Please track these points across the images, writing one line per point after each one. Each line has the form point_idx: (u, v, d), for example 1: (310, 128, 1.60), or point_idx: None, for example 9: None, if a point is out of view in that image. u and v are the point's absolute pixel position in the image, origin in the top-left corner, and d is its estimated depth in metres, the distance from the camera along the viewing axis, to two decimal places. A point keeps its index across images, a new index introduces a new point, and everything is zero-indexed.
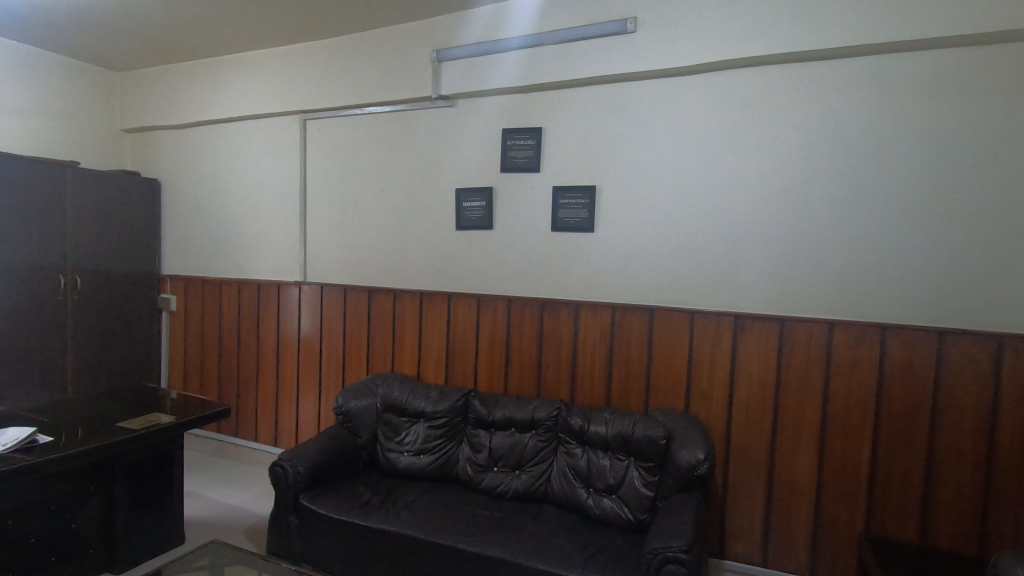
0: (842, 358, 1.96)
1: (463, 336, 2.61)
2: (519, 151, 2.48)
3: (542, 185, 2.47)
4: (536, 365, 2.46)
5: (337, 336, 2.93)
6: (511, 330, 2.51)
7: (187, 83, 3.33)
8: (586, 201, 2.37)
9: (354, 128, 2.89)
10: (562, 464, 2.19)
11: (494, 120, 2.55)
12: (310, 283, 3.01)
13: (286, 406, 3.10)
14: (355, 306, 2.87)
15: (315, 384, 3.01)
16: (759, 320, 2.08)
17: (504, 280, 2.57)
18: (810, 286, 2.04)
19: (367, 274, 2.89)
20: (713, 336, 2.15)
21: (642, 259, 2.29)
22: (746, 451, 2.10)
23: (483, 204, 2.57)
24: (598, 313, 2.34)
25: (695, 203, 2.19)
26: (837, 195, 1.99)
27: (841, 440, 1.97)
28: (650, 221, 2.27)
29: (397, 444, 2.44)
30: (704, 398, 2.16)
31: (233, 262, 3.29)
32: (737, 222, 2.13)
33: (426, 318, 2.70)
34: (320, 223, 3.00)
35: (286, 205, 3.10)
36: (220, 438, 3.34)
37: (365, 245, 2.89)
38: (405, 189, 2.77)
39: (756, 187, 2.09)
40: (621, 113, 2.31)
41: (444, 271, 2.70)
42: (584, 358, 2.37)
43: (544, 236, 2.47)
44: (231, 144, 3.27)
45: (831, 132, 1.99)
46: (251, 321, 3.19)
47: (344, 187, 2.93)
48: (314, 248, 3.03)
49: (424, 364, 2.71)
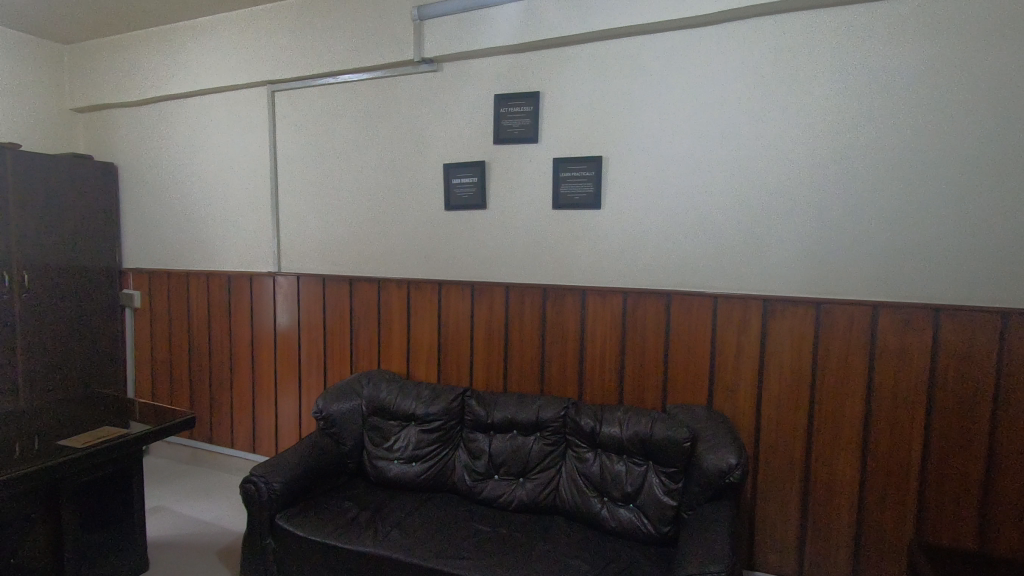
0: (888, 346, 1.73)
1: (456, 329, 2.35)
2: (514, 119, 2.20)
3: (542, 157, 2.19)
4: (540, 360, 2.21)
5: (318, 332, 2.66)
6: (510, 320, 2.26)
7: (141, 55, 2.99)
8: (593, 174, 2.10)
9: (328, 99, 2.58)
10: (571, 470, 1.96)
11: (485, 85, 2.26)
12: (285, 274, 2.72)
13: (264, 409, 2.83)
14: (336, 299, 2.60)
15: (294, 383, 2.74)
16: (790, 303, 1.84)
17: (501, 265, 2.30)
18: (849, 264, 1.80)
19: (347, 263, 2.61)
20: (739, 322, 1.91)
21: (657, 237, 2.04)
22: (778, 451, 1.88)
23: (475, 180, 2.29)
24: (606, 299, 2.09)
25: (717, 172, 1.94)
26: (881, 159, 1.74)
27: (886, 436, 1.75)
28: (666, 194, 2.01)
29: (386, 450, 2.19)
30: (729, 393, 1.93)
31: (199, 253, 2.98)
32: (766, 193, 1.88)
33: (415, 309, 2.43)
34: (294, 207, 2.71)
35: (255, 187, 2.79)
36: (193, 445, 3.07)
37: (344, 229, 2.60)
38: (387, 166, 2.48)
39: (786, 153, 1.84)
40: (630, 73, 2.04)
41: (434, 256, 2.42)
42: (592, 351, 2.12)
43: (545, 215, 2.21)
44: (193, 122, 2.95)
45: (874, 87, 1.73)
46: (221, 318, 2.90)
47: (319, 166, 2.63)
48: (288, 235, 2.73)
49: (414, 362, 2.45)
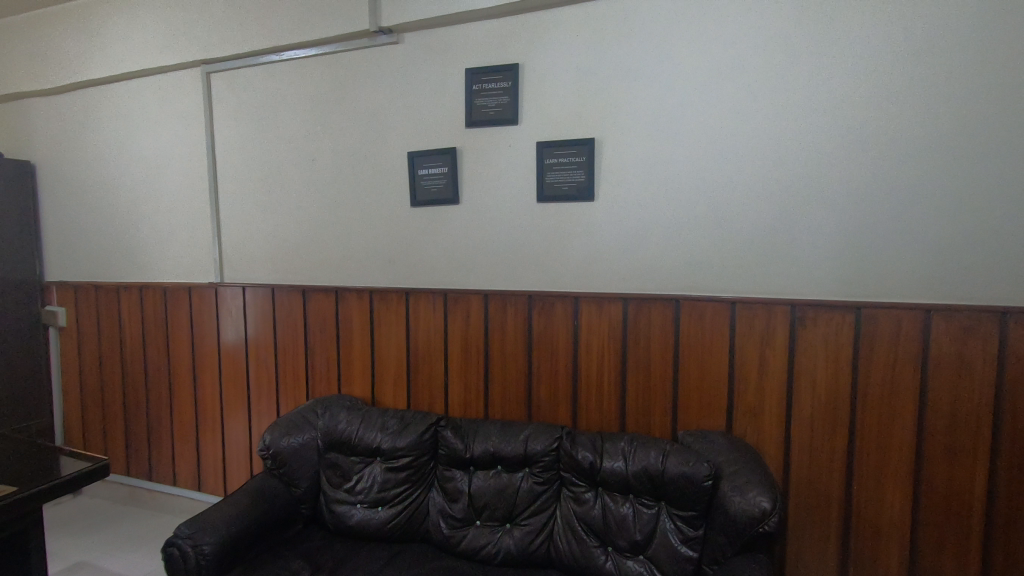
0: (945, 358, 1.44)
1: (428, 346, 2.02)
2: (489, 97, 1.87)
3: (523, 141, 1.87)
4: (526, 379, 1.89)
5: (268, 353, 2.30)
6: (490, 334, 1.92)
7: (55, 35, 2.57)
8: (584, 160, 1.78)
9: (272, 80, 2.22)
10: (568, 514, 1.64)
11: (454, 58, 1.93)
12: (228, 284, 2.35)
13: (209, 442, 2.46)
14: (288, 314, 2.24)
15: (243, 410, 2.37)
16: (823, 308, 1.54)
17: (478, 268, 1.97)
18: (892, 261, 1.51)
19: (300, 270, 2.25)
20: (761, 332, 1.61)
21: (660, 233, 1.73)
22: (811, 482, 1.58)
23: (445, 170, 1.95)
24: (603, 307, 1.77)
25: (732, 155, 1.63)
26: (931, 132, 1.46)
27: (944, 464, 1.46)
28: (671, 183, 1.70)
29: (347, 493, 1.85)
30: (751, 415, 1.63)
31: (130, 263, 2.58)
32: (792, 177, 1.58)
33: (379, 323, 2.08)
34: (238, 207, 2.33)
35: (191, 185, 2.40)
36: (130, 483, 2.67)
37: (295, 232, 2.24)
38: (344, 157, 2.13)
39: (816, 129, 1.55)
40: (625, 39, 1.72)
41: (399, 260, 2.08)
42: (588, 369, 1.80)
43: (530, 209, 1.88)
44: (116, 110, 2.53)
45: (921, 46, 1.45)
46: (157, 337, 2.52)
47: (264, 159, 2.27)
48: (232, 240, 2.36)
49: (380, 384, 2.11)
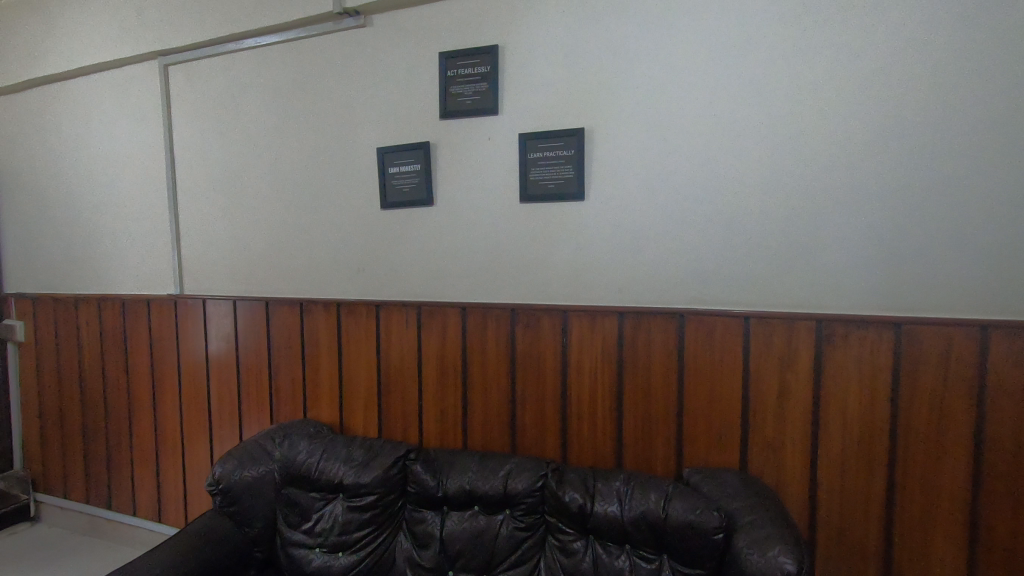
0: (1008, 385, 1.18)
1: (401, 366, 1.79)
2: (465, 84, 1.66)
3: (503, 133, 1.64)
4: (509, 405, 1.65)
5: (230, 373, 2.08)
6: (469, 352, 1.70)
7: (9, 28, 2.38)
8: (572, 154, 1.55)
9: (234, 72, 2.02)
10: (554, 566, 1.39)
11: (427, 41, 1.71)
12: (188, 296, 2.14)
13: (170, 469, 2.24)
14: (251, 329, 2.03)
15: (205, 434, 2.15)
16: (855, 324, 1.30)
17: (456, 278, 1.74)
18: (938, 268, 1.26)
19: (263, 281, 2.03)
20: (781, 353, 1.37)
21: (661, 237, 1.49)
22: (843, 532, 1.33)
23: (418, 168, 1.74)
24: (596, 322, 1.54)
25: (745, 145, 1.40)
26: (982, 114, 1.21)
27: (1008, 516, 1.20)
28: (674, 178, 1.47)
29: (305, 535, 1.62)
30: (769, 451, 1.39)
31: (89, 274, 2.38)
32: (815, 170, 1.34)
33: (348, 341, 1.86)
34: (199, 212, 2.13)
35: (149, 188, 2.20)
36: (89, 512, 2.46)
37: (260, 238, 2.03)
38: (309, 155, 1.92)
39: (842, 113, 1.32)
40: (617, 14, 1.50)
41: (370, 269, 1.86)
42: (579, 394, 1.57)
43: (512, 211, 1.65)
44: (73, 108, 2.34)
45: (968, 12, 1.21)
46: (115, 354, 2.31)
47: (226, 158, 2.06)
48: (193, 247, 2.15)
49: (348, 409, 1.88)
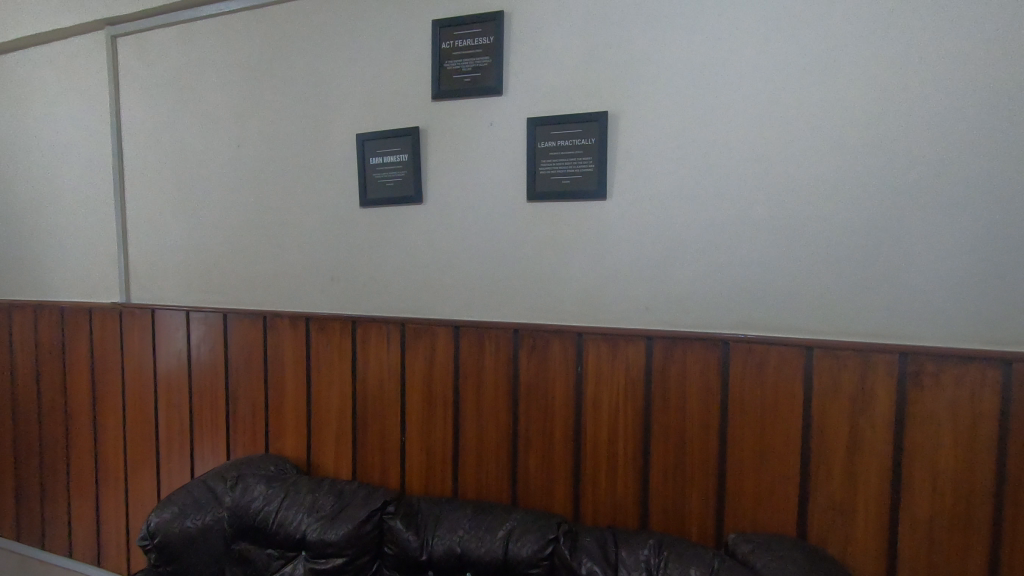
0: None
1: (380, 395, 1.50)
2: (462, 58, 1.38)
3: (508, 118, 1.37)
4: (509, 445, 1.37)
5: (181, 395, 1.78)
6: (461, 381, 1.41)
7: None
8: (592, 143, 1.28)
9: (192, 45, 1.73)
10: None
11: (418, 8, 1.44)
12: (135, 305, 1.84)
13: (111, 505, 1.93)
14: (206, 345, 1.73)
15: (153, 466, 1.85)
16: (950, 359, 1.03)
17: (447, 291, 1.46)
18: None
19: (223, 290, 1.74)
20: (852, 393, 1.10)
21: (699, 246, 1.22)
22: None
23: (405, 159, 1.46)
24: (618, 349, 1.26)
25: (807, 135, 1.14)
26: None
27: None
28: (716, 174, 1.20)
29: None
30: (835, 515, 1.11)
31: (25, 277, 2.06)
32: (898, 166, 1.08)
33: (318, 362, 1.57)
34: (150, 208, 1.83)
35: (93, 179, 1.90)
36: (20, 550, 2.13)
37: (219, 240, 1.74)
38: (277, 143, 1.63)
39: (934, 97, 1.06)
40: None
41: (346, 278, 1.57)
42: (596, 436, 1.29)
43: (516, 211, 1.37)
44: (10, 87, 2.03)
45: None
46: (51, 371, 2.00)
47: (181, 146, 1.77)
48: (143, 249, 1.85)
49: (318, 444, 1.59)
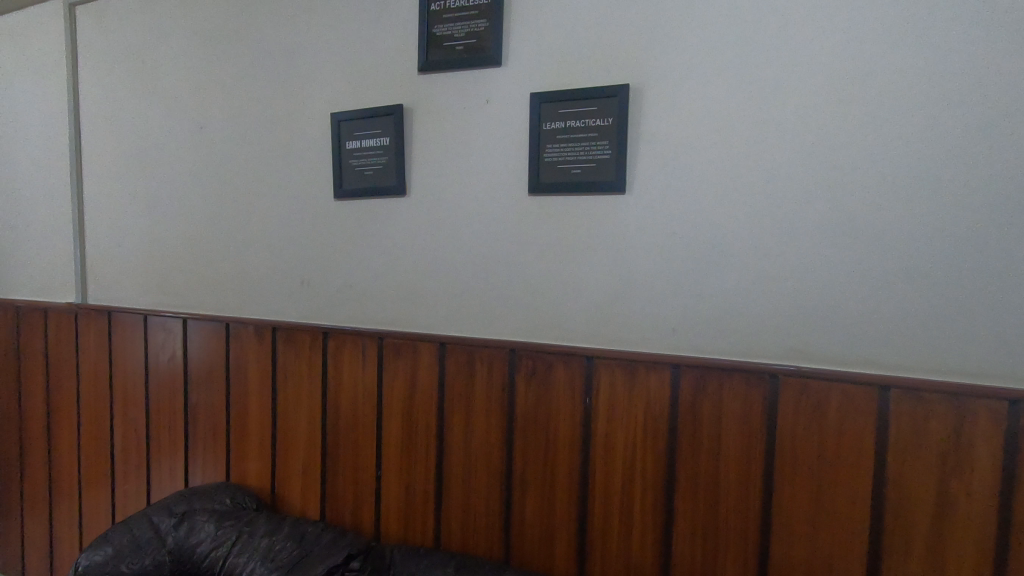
0: None
1: (354, 419, 1.28)
2: (454, 23, 1.16)
3: (506, 95, 1.14)
4: (502, 488, 1.14)
5: (138, 408, 1.58)
6: (447, 408, 1.19)
7: None
8: (609, 124, 1.05)
9: (155, 12, 1.52)
10: None
11: None
12: (91, 306, 1.64)
13: (64, 526, 1.74)
14: (164, 353, 1.52)
15: (107, 486, 1.65)
16: None
17: (432, 301, 1.23)
18: None
19: (184, 291, 1.53)
20: (939, 450, 0.84)
21: (739, 253, 0.98)
22: None
23: (386, 142, 1.24)
24: (636, 379, 1.03)
25: (886, 114, 0.88)
26: None
27: None
28: (763, 164, 0.96)
29: None
30: None
31: None
32: (1009, 156, 0.82)
33: (286, 378, 1.36)
34: (109, 198, 1.63)
35: (51, 165, 1.70)
36: None
37: (181, 234, 1.53)
38: (245, 124, 1.42)
39: None
40: None
41: (318, 283, 1.35)
42: (606, 482, 1.05)
43: (515, 207, 1.14)
44: None
45: None
46: (5, 377, 1.81)
47: (143, 128, 1.57)
48: (102, 243, 1.65)
49: (283, 472, 1.37)
